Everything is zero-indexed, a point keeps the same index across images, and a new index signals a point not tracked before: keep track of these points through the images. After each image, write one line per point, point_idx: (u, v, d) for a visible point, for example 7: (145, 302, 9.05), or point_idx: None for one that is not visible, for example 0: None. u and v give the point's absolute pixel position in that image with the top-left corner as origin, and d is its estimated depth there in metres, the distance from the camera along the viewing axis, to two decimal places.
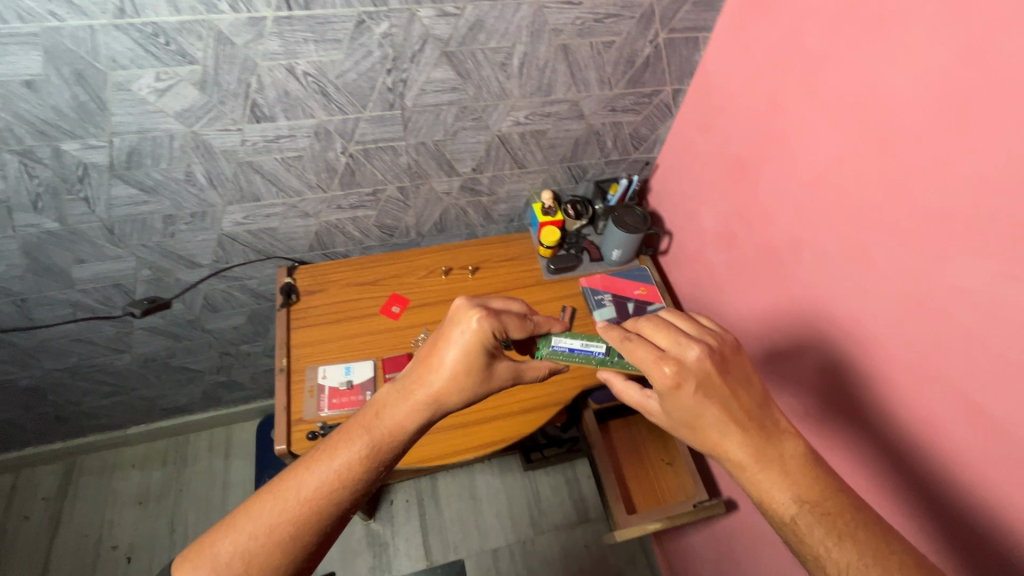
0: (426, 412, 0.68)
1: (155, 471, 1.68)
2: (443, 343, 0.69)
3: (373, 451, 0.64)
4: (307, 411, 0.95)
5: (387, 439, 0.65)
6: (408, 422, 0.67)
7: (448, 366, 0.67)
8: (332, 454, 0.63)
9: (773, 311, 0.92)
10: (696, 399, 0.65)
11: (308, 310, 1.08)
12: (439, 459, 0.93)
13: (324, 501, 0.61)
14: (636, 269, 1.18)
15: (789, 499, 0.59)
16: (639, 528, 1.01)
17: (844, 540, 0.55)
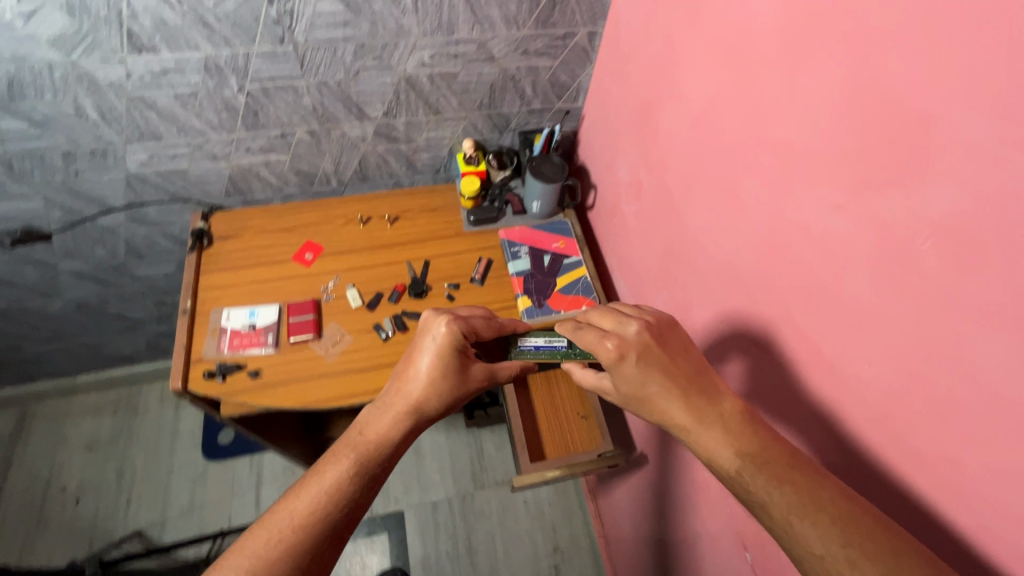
0: (409, 421, 0.70)
1: (106, 418, 1.72)
2: (415, 353, 0.75)
3: (360, 464, 0.64)
4: (206, 351, 0.96)
5: (374, 451, 0.66)
6: (390, 430, 0.68)
7: (424, 374, 0.73)
8: (322, 474, 0.62)
9: (671, 261, 0.91)
10: (640, 369, 0.68)
11: (220, 255, 1.08)
12: (337, 400, 0.94)
13: (315, 523, 0.58)
14: (557, 223, 1.16)
15: (732, 455, 0.59)
16: (539, 476, 1.06)
17: (782, 486, 0.55)
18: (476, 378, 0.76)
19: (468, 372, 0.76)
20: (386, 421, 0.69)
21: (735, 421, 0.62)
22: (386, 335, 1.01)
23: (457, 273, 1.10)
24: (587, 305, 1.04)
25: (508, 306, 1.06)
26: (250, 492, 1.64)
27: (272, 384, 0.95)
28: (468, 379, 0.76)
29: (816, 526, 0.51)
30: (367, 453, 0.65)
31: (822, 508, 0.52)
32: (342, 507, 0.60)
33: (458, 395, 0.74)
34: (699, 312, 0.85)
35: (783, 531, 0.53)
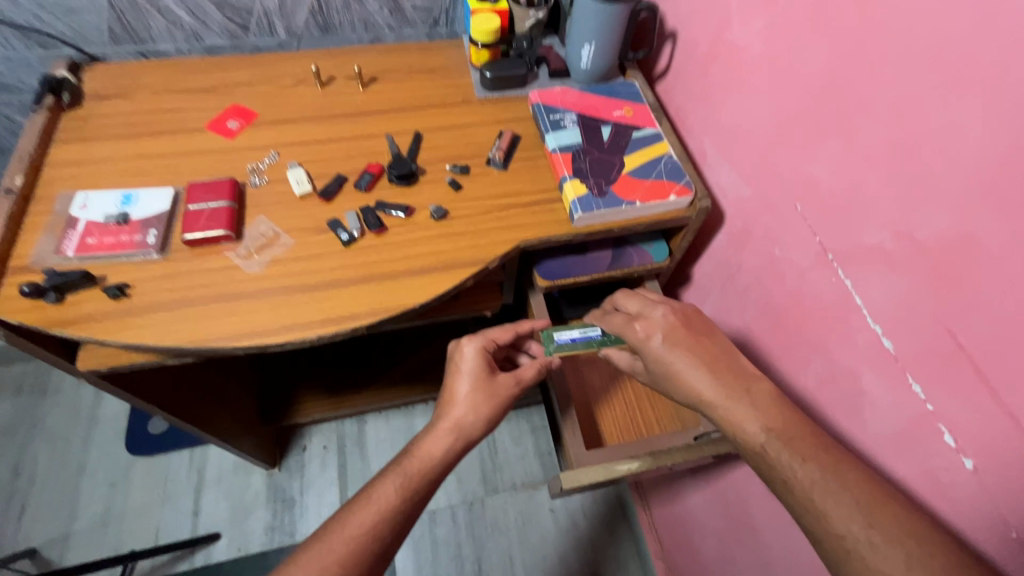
0: (449, 442, 0.55)
1: (5, 400, 1.32)
2: (454, 376, 0.60)
3: (408, 486, 0.51)
4: (37, 255, 0.56)
5: (420, 471, 0.53)
6: (435, 449, 0.55)
7: (461, 399, 0.57)
8: (362, 500, 0.50)
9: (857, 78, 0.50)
10: (666, 350, 0.54)
11: (91, 118, 0.68)
12: (268, 335, 0.54)
13: (367, 544, 0.47)
14: (618, 85, 0.76)
15: (756, 428, 0.47)
16: (604, 471, 0.61)
17: (808, 463, 0.44)
18: (509, 386, 0.59)
19: (503, 384, 0.59)
20: (428, 440, 0.55)
21: (767, 398, 0.49)
22: (347, 236, 0.61)
23: (466, 153, 0.70)
24: (677, 194, 0.65)
25: (547, 199, 0.66)
26: (187, 498, 1.23)
27: (148, 311, 0.55)
28: (499, 390, 0.58)
29: (868, 534, 0.39)
30: (415, 475, 0.52)
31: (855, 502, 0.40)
32: (396, 526, 0.49)
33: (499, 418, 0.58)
34: (951, 138, 0.42)
35: (805, 512, 0.42)
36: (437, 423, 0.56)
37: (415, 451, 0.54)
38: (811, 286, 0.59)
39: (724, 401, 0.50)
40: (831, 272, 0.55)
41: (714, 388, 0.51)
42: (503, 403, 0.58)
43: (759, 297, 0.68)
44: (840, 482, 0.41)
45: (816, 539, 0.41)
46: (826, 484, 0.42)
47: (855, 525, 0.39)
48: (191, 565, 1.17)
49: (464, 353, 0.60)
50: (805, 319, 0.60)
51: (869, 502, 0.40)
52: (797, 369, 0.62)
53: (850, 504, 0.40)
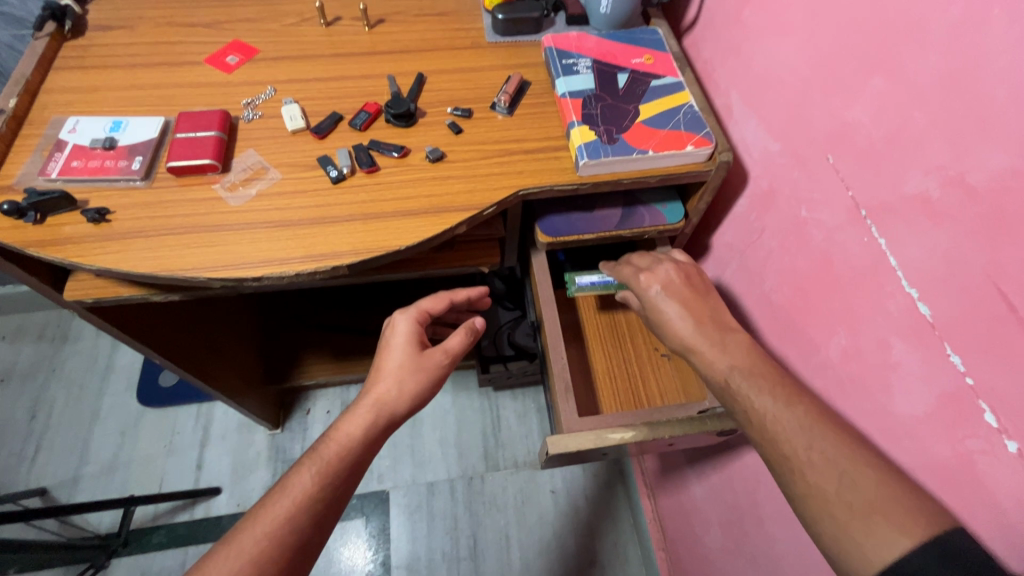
0: (369, 418, 0.59)
1: (27, 345, 1.36)
2: (384, 351, 0.65)
3: (326, 463, 0.55)
4: (21, 175, 0.55)
5: (336, 455, 0.56)
6: (353, 430, 0.58)
7: (390, 374, 0.62)
8: (284, 482, 0.53)
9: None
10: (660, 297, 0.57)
11: (91, 48, 0.66)
12: (244, 269, 0.52)
13: (286, 525, 0.50)
14: (640, 32, 0.70)
15: (724, 366, 0.49)
16: (596, 439, 0.57)
17: (765, 396, 0.45)
18: (434, 359, 0.64)
19: (431, 357, 0.64)
20: (349, 421, 0.58)
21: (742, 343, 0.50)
22: (336, 173, 0.57)
23: (470, 96, 0.66)
24: (695, 144, 0.59)
25: (551, 147, 0.62)
26: (191, 452, 1.25)
27: (125, 237, 0.53)
28: (428, 364, 0.63)
29: (811, 457, 0.40)
30: (331, 459, 0.55)
31: (799, 425, 0.41)
32: (312, 510, 0.52)
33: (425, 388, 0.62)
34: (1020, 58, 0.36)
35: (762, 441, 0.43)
36: (362, 400, 0.61)
37: (333, 435, 0.57)
38: (839, 249, 0.52)
39: (702, 342, 0.52)
40: (864, 231, 0.49)
41: (694, 334, 0.53)
42: (429, 376, 0.63)
43: (781, 266, 0.62)
44: (794, 410, 0.43)
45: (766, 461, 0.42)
46: (779, 413, 0.43)
47: (798, 446, 0.41)
48: (191, 517, 1.18)
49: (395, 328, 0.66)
50: (831, 285, 0.54)
51: (813, 426, 0.41)
52: (818, 342, 0.56)
53: (797, 429, 0.41)
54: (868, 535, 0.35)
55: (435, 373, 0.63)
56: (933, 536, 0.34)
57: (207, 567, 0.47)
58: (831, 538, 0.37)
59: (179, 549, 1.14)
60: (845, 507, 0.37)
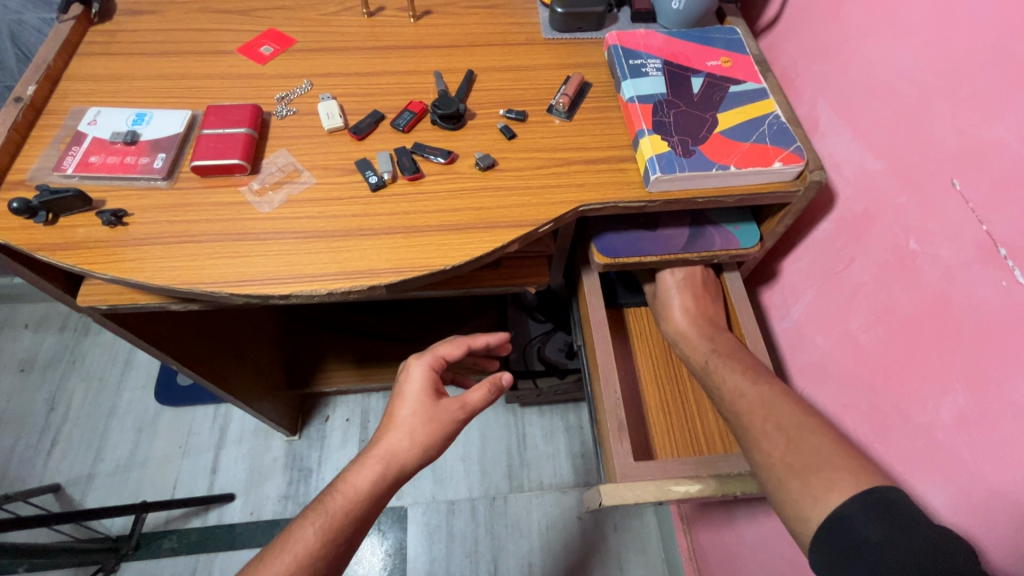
0: (378, 470, 0.58)
1: (50, 335, 1.34)
2: (398, 397, 0.63)
3: (333, 524, 0.54)
4: (36, 170, 0.50)
5: (342, 510, 0.55)
6: (362, 482, 0.57)
7: (405, 425, 0.60)
8: (283, 542, 0.52)
9: None
10: (676, 284, 0.61)
11: (119, 33, 0.62)
12: (266, 285, 0.46)
13: None
14: (716, 30, 0.63)
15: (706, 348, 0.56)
16: (656, 491, 0.51)
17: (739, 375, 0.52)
18: (451, 412, 0.62)
19: (446, 410, 0.62)
20: (357, 473, 0.57)
21: (727, 341, 0.57)
22: (376, 180, 0.51)
23: (525, 98, 0.59)
24: (783, 161, 0.51)
25: (615, 157, 0.55)
26: (207, 454, 1.21)
27: (142, 242, 0.47)
28: (442, 416, 0.61)
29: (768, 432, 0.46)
30: (337, 514, 0.54)
31: (760, 400, 0.49)
32: (311, 573, 0.51)
33: (437, 444, 0.61)
34: None
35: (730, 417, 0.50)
36: (372, 450, 0.59)
37: (341, 487, 0.56)
38: (963, 293, 0.44)
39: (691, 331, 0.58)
40: (1001, 274, 0.41)
41: (687, 323, 0.59)
42: (442, 429, 0.61)
43: (873, 303, 0.54)
44: (759, 392, 0.49)
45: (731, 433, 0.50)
46: (748, 388, 0.50)
47: (757, 419, 0.47)
48: (203, 523, 1.13)
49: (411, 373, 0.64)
50: (947, 334, 0.46)
51: (772, 406, 0.48)
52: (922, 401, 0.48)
53: (757, 406, 0.48)
54: (807, 493, 0.41)
55: (448, 427, 0.61)
56: (864, 493, 0.39)
57: None
58: (787, 500, 0.42)
59: (190, 556, 1.10)
60: (789, 469, 0.43)
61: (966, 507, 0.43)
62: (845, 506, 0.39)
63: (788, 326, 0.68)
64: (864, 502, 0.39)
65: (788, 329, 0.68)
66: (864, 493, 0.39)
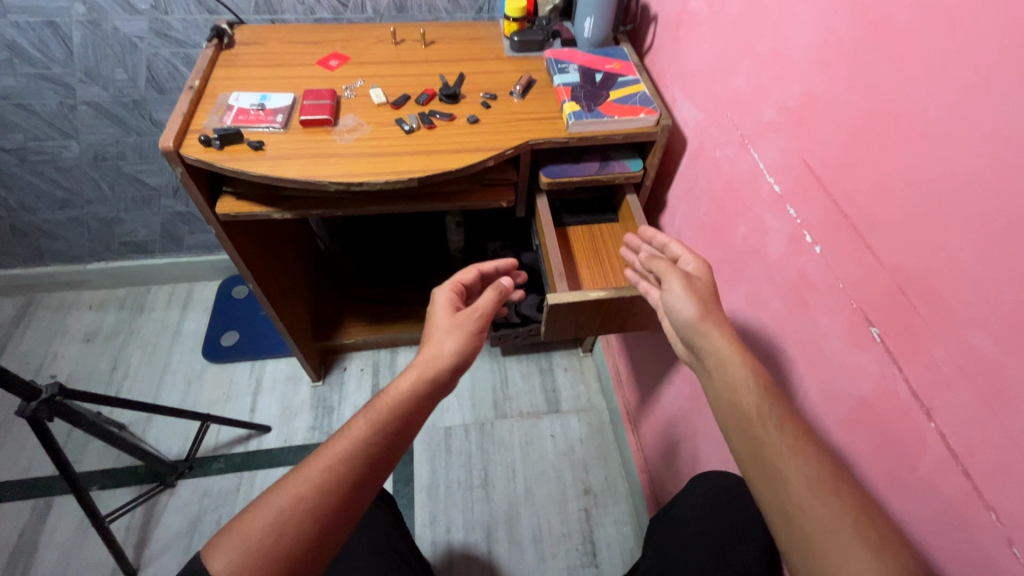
0: (419, 373, 0.76)
1: (110, 313, 1.61)
2: (431, 318, 0.86)
3: (381, 417, 0.69)
4: (207, 123, 0.84)
5: (388, 407, 0.70)
6: (404, 386, 0.74)
7: (436, 333, 0.82)
8: (340, 433, 0.66)
9: (741, 21, 0.76)
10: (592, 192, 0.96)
11: (239, 54, 0.98)
12: (348, 178, 0.79)
13: (343, 461, 0.63)
14: (612, 50, 1.02)
15: (754, 393, 0.57)
16: (581, 296, 0.84)
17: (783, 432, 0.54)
18: (468, 317, 0.84)
19: (463, 315, 0.84)
20: (402, 380, 0.75)
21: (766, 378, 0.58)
22: (408, 127, 0.86)
23: (496, 87, 0.96)
24: (645, 113, 0.89)
25: (550, 117, 0.91)
26: (246, 398, 1.47)
27: (274, 159, 0.81)
28: (463, 321, 0.84)
29: (784, 442, 0.53)
30: (384, 409, 0.70)
31: (804, 470, 0.52)
32: (365, 451, 0.65)
33: (462, 339, 0.81)
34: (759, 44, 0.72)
35: (768, 472, 0.53)
36: (414, 365, 0.78)
37: (388, 392, 0.73)
38: (736, 170, 0.80)
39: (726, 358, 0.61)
40: (746, 153, 0.77)
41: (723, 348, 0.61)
42: (464, 330, 0.83)
43: (707, 196, 0.90)
44: (800, 459, 0.52)
45: (762, 492, 0.53)
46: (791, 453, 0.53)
47: (799, 484, 0.51)
48: (245, 448, 1.39)
49: (437, 301, 0.89)
50: (733, 195, 0.81)
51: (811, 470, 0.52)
52: (731, 241, 0.83)
53: (799, 477, 0.51)
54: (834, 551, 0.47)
55: (468, 328, 0.83)
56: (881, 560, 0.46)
57: (284, 482, 0.61)
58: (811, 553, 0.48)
59: (235, 474, 1.34)
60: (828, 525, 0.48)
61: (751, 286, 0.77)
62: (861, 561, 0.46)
63: (674, 233, 1.04)
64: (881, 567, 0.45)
65: (674, 234, 1.03)
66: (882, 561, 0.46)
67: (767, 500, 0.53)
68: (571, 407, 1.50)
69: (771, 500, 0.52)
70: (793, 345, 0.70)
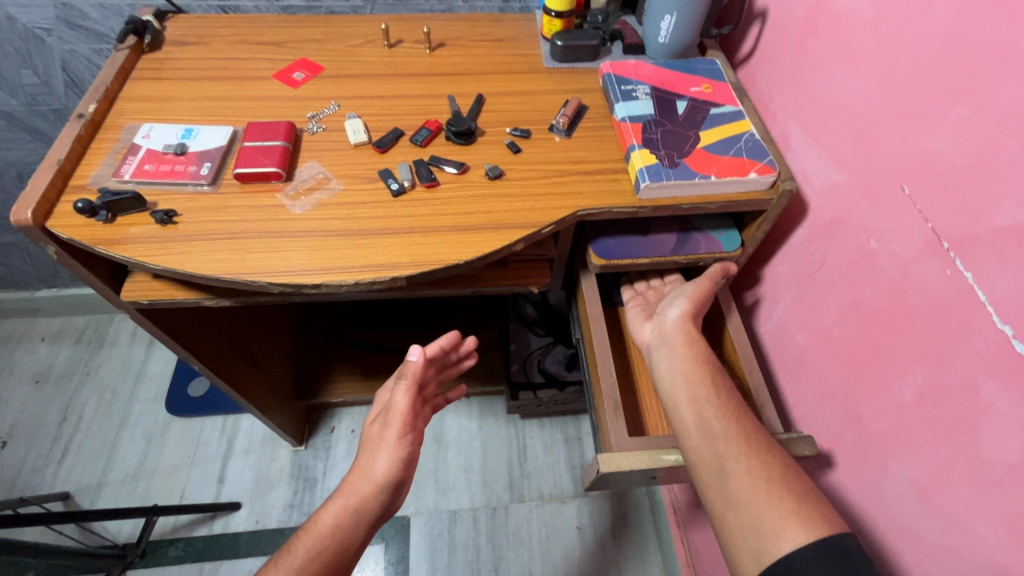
0: (341, 503, 0.64)
1: (65, 347, 1.38)
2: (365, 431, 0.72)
3: (300, 566, 0.58)
4: (97, 176, 0.56)
5: (309, 549, 0.60)
6: (327, 519, 0.63)
7: (365, 451, 0.68)
8: None
9: (962, 41, 0.44)
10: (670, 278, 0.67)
11: (168, 60, 0.69)
12: (301, 277, 0.51)
13: None
14: (698, 61, 0.71)
15: (687, 362, 0.55)
16: (650, 459, 0.56)
17: (717, 399, 0.52)
18: (383, 431, 0.68)
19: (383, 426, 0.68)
20: (324, 512, 0.64)
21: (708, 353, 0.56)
22: (397, 186, 0.58)
23: (529, 118, 0.66)
24: (758, 171, 0.58)
25: (610, 169, 0.61)
26: (214, 464, 1.23)
27: (190, 239, 0.53)
28: (384, 434, 0.68)
29: (716, 408, 0.51)
30: (303, 555, 0.60)
31: (732, 430, 0.49)
32: None
33: (385, 458, 0.66)
34: (1003, 89, 0.41)
35: (699, 444, 0.50)
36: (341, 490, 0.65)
37: (311, 527, 0.63)
38: (916, 283, 0.50)
39: (681, 335, 0.58)
40: (945, 264, 0.47)
41: (685, 328, 0.58)
42: (385, 447, 0.66)
43: (843, 299, 0.60)
44: (729, 425, 0.49)
45: (692, 463, 0.50)
46: (727, 424, 0.50)
47: (733, 454, 0.47)
48: (209, 531, 1.15)
49: (377, 401, 0.74)
50: (904, 319, 0.51)
51: (745, 438, 0.48)
52: (888, 384, 0.54)
53: (725, 438, 0.49)
54: (769, 528, 0.43)
55: (388, 442, 0.67)
56: (819, 540, 0.41)
57: None
58: (750, 534, 0.43)
59: (195, 565, 1.12)
60: (763, 497, 0.44)
61: (932, 476, 0.48)
62: (803, 550, 0.40)
63: (771, 326, 0.74)
64: (824, 547, 0.40)
65: (770, 328, 0.74)
66: (822, 541, 0.41)
67: (701, 472, 0.49)
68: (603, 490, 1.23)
69: (714, 480, 0.47)
70: None
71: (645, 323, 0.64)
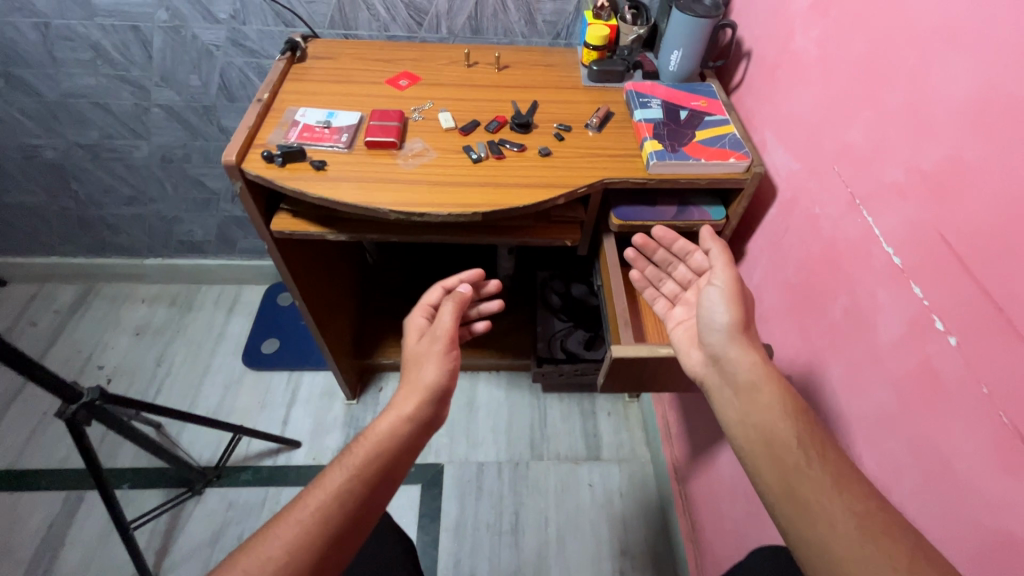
0: (399, 413, 0.65)
1: (161, 308, 1.64)
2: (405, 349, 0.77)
3: (361, 466, 0.59)
4: (272, 138, 0.82)
5: (366, 452, 0.61)
6: (383, 426, 0.64)
7: (411, 364, 0.72)
8: (317, 484, 0.57)
9: (861, 68, 0.67)
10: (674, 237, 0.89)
11: (311, 68, 0.96)
12: (411, 208, 0.74)
13: (316, 523, 0.54)
14: (698, 85, 0.95)
15: (777, 417, 0.56)
16: (649, 351, 0.76)
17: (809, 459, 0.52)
18: (428, 344, 0.73)
19: (426, 341, 0.74)
20: (380, 420, 0.65)
21: (794, 408, 0.57)
22: (477, 156, 0.81)
23: (571, 119, 0.90)
24: (736, 158, 0.80)
25: (628, 154, 0.84)
26: (279, 409, 1.45)
27: (335, 181, 0.77)
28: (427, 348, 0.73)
29: (810, 467, 0.51)
30: (361, 456, 0.60)
31: (825, 490, 0.49)
32: (341, 510, 0.55)
33: (434, 368, 0.70)
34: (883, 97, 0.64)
35: (795, 504, 0.50)
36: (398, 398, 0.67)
37: (367, 434, 0.63)
38: (841, 232, 0.71)
39: (757, 382, 0.59)
40: (856, 215, 0.68)
41: (755, 371, 0.60)
42: (432, 358, 0.71)
43: (799, 254, 0.80)
44: (824, 482, 0.50)
45: (786, 522, 0.50)
46: (825, 485, 0.50)
47: (826, 512, 0.48)
48: (274, 462, 1.36)
49: (409, 325, 0.80)
50: (835, 260, 0.72)
51: (839, 495, 0.49)
52: (827, 310, 0.73)
53: (819, 497, 0.49)
54: None
55: (434, 354, 0.71)
56: None
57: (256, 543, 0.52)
58: None
59: (261, 488, 1.31)
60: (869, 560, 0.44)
61: (854, 366, 0.68)
62: None
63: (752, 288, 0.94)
64: None
65: (751, 290, 0.94)
66: None
67: (796, 533, 0.49)
68: (612, 456, 1.40)
69: (799, 523, 0.49)
70: (903, 448, 0.60)
71: (693, 348, 0.70)
